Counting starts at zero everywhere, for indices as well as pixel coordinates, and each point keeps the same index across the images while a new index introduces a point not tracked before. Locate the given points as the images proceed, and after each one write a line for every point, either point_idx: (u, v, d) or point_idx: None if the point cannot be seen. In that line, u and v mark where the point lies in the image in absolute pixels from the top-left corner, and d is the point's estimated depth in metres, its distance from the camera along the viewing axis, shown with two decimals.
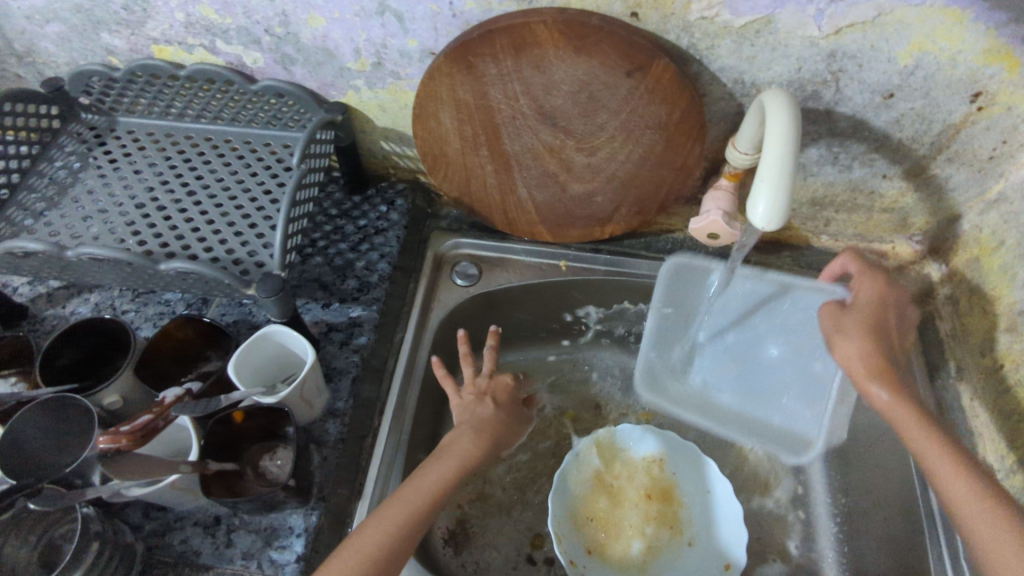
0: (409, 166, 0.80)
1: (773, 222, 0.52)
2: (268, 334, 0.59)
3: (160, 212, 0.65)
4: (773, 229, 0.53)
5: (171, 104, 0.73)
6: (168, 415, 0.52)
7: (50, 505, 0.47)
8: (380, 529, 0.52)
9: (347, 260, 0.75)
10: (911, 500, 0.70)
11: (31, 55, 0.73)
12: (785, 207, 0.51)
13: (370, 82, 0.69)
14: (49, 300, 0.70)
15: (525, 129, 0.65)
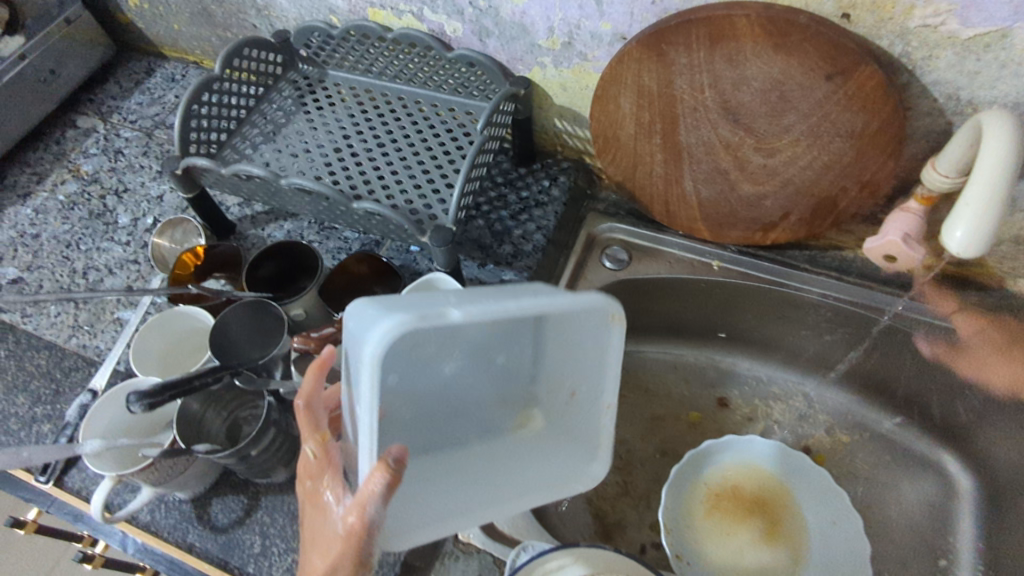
0: (576, 145, 0.82)
1: (970, 249, 0.49)
2: (432, 280, 0.66)
3: (353, 159, 0.73)
4: (967, 256, 0.50)
5: (373, 64, 0.80)
6: (347, 331, 0.61)
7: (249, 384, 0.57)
8: None
9: (506, 227, 0.79)
10: None
11: (268, 8, 0.83)
12: (989, 232, 0.49)
13: (556, 60, 0.71)
14: (253, 222, 0.81)
15: (704, 122, 0.65)
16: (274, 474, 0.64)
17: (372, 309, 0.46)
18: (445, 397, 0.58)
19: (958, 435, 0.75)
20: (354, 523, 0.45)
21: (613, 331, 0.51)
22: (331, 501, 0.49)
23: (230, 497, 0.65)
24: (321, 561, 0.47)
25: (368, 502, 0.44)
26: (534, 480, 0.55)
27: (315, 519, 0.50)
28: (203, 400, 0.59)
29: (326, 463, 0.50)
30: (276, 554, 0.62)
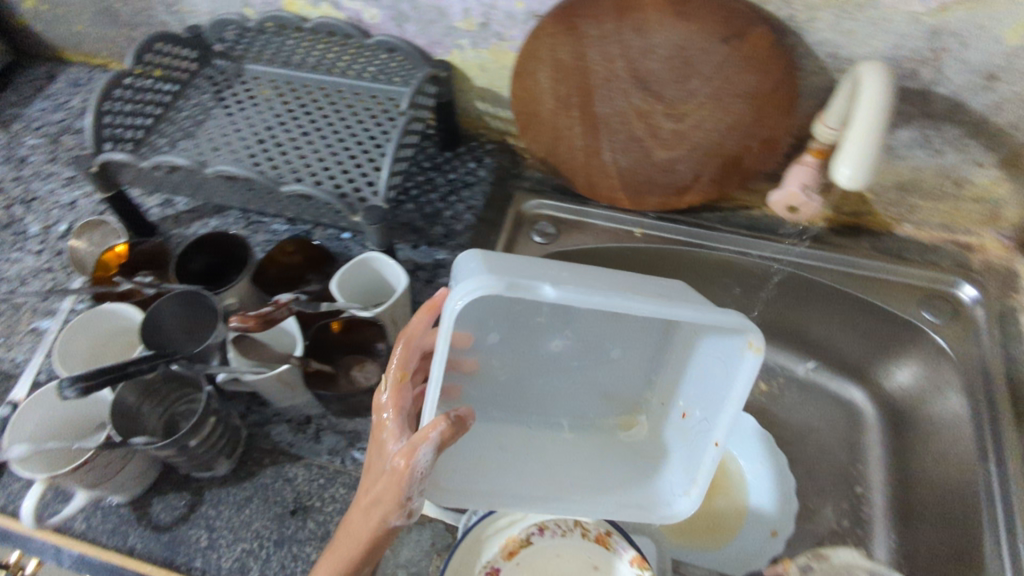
0: (500, 127, 0.84)
1: (858, 180, 0.55)
2: (366, 260, 0.66)
3: (277, 147, 0.73)
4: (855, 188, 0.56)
5: (291, 55, 0.80)
6: (286, 308, 0.61)
7: (188, 368, 0.56)
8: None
9: (436, 209, 0.81)
10: (967, 492, 0.67)
11: (177, 3, 0.81)
12: (871, 165, 0.55)
13: (474, 42, 0.73)
14: (176, 222, 0.78)
15: (617, 91, 0.68)
16: (217, 467, 0.63)
17: (491, 265, 0.53)
18: (574, 376, 0.66)
19: (864, 372, 0.84)
20: (404, 464, 0.49)
21: (750, 364, 0.51)
22: (388, 437, 0.52)
23: (171, 495, 0.64)
24: (367, 493, 0.51)
25: (421, 446, 0.49)
26: (621, 471, 0.61)
27: (371, 452, 0.53)
28: (138, 393, 0.58)
29: (397, 400, 0.54)
30: (225, 545, 0.61)
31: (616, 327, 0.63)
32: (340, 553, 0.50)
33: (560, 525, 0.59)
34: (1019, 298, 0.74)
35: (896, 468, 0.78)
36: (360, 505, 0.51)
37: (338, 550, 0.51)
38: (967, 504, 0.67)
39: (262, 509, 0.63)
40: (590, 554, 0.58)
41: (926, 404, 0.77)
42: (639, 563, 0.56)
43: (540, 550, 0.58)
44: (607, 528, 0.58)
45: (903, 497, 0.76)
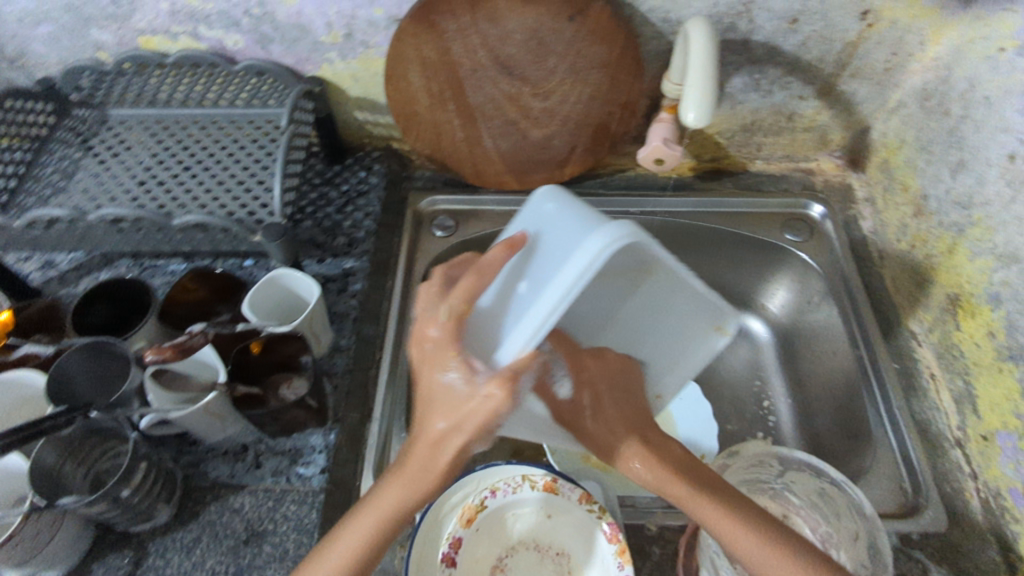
0: (382, 133, 0.87)
1: (702, 121, 0.63)
2: (275, 278, 0.66)
3: (158, 185, 0.71)
4: (701, 127, 0.64)
5: (157, 93, 0.78)
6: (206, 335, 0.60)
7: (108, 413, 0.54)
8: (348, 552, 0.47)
9: (335, 221, 0.81)
10: (857, 372, 0.75)
11: (22, 58, 0.78)
12: (710, 106, 0.64)
13: (342, 54, 0.76)
14: (61, 281, 0.74)
15: (485, 79, 0.74)
16: (157, 514, 0.58)
17: (591, 210, 0.47)
18: None
19: (751, 302, 0.93)
20: (501, 400, 0.42)
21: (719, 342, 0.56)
22: (451, 377, 0.44)
23: (112, 555, 0.58)
24: (441, 417, 0.45)
25: (524, 374, 0.42)
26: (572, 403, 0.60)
27: (430, 386, 0.46)
28: (59, 451, 0.53)
29: (457, 336, 0.45)
30: None
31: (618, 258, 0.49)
32: (416, 483, 0.47)
33: (509, 484, 0.59)
34: (858, 207, 0.86)
35: (795, 376, 0.87)
36: (430, 431, 0.46)
37: (408, 477, 0.47)
38: (857, 386, 0.75)
39: (213, 545, 0.59)
40: (541, 503, 0.59)
41: (808, 314, 0.86)
42: (587, 500, 0.57)
43: (496, 512, 0.59)
44: (552, 475, 0.59)
45: (804, 400, 0.84)
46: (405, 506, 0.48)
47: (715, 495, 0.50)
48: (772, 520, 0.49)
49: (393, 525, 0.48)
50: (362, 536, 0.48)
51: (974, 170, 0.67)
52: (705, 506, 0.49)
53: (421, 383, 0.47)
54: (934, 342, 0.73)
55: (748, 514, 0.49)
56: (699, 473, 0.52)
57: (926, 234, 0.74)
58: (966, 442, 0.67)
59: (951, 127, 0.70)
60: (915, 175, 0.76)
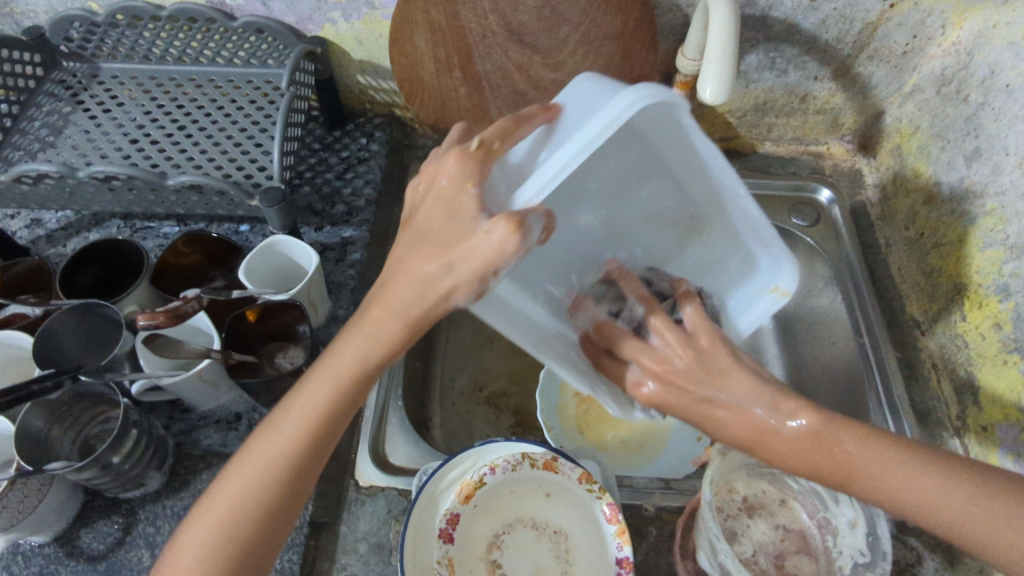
0: (384, 99, 0.85)
1: (719, 96, 0.61)
2: (272, 244, 0.64)
3: (152, 143, 0.68)
4: (719, 105, 0.62)
5: (151, 48, 0.75)
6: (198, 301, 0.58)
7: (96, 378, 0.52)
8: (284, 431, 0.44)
9: (334, 188, 0.79)
10: (857, 358, 0.75)
11: (9, 5, 0.74)
12: (728, 83, 0.61)
13: (345, 14, 0.73)
14: (49, 241, 0.71)
15: (494, 47, 0.71)
16: (147, 482, 0.57)
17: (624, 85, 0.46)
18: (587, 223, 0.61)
19: None
20: (506, 238, 0.36)
21: (770, 304, 0.57)
22: (453, 201, 0.40)
23: (100, 522, 0.57)
24: (424, 257, 0.40)
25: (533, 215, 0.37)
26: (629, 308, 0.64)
27: (433, 204, 0.41)
28: (46, 415, 0.52)
29: (478, 167, 0.41)
30: None
31: (648, 156, 0.55)
32: (373, 331, 0.42)
33: (509, 461, 0.58)
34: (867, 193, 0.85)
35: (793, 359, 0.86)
36: (406, 272, 0.41)
37: (368, 327, 0.42)
38: (856, 372, 0.75)
39: None
40: (540, 481, 0.58)
41: (810, 300, 0.85)
42: (588, 479, 0.56)
43: (494, 489, 0.58)
44: (553, 453, 0.58)
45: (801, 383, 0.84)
46: (363, 365, 0.43)
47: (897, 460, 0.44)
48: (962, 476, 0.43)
49: (351, 386, 0.44)
50: (317, 400, 0.44)
51: (990, 159, 0.66)
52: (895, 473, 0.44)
53: (418, 213, 0.43)
54: (938, 331, 0.72)
55: (929, 473, 0.43)
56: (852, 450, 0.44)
57: (935, 223, 0.73)
58: (964, 432, 0.67)
59: (969, 114, 0.68)
60: (927, 162, 0.74)
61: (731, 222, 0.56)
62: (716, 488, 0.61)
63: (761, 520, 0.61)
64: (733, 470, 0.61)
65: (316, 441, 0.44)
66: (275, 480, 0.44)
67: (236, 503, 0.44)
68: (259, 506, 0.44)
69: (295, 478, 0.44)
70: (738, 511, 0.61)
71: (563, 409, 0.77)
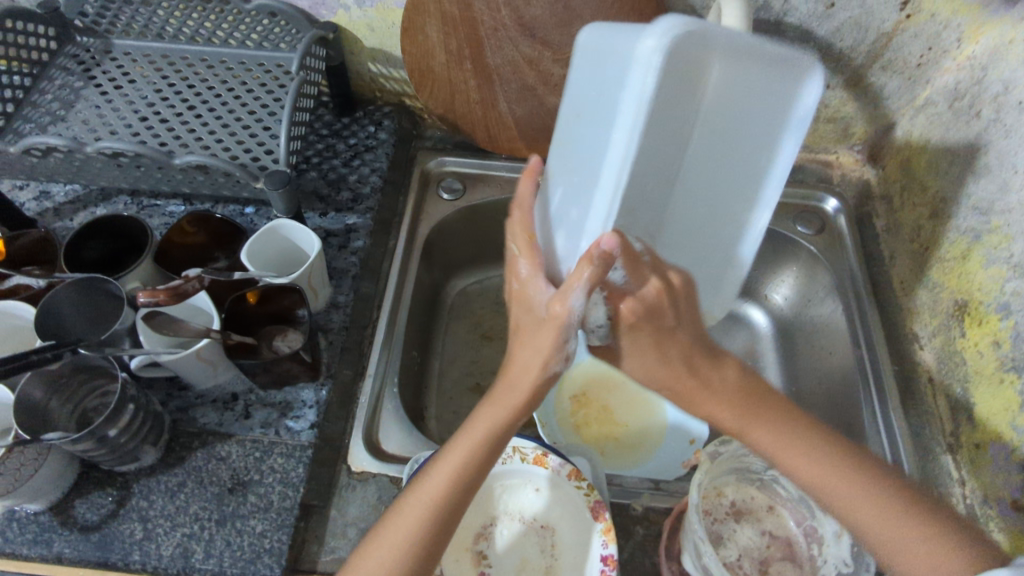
0: (394, 88, 0.85)
1: None
2: (275, 228, 0.64)
3: (160, 121, 0.69)
4: None
5: (164, 27, 0.76)
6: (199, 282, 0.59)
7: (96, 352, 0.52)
8: (422, 500, 0.46)
9: (340, 174, 0.79)
10: (854, 368, 0.75)
11: None
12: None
13: (359, 0, 0.73)
14: (56, 214, 0.72)
15: (506, 40, 0.71)
16: (142, 456, 0.58)
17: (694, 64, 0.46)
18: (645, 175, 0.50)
19: (754, 292, 0.91)
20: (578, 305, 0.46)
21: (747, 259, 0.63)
22: (536, 290, 0.51)
23: (95, 493, 0.57)
24: (534, 338, 0.49)
25: (574, 291, 0.46)
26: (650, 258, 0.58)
27: (522, 294, 0.52)
28: (44, 386, 0.52)
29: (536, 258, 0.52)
30: (163, 534, 0.56)
31: (734, 102, 0.51)
32: (505, 400, 0.48)
33: (499, 454, 0.58)
34: (873, 204, 0.85)
35: (790, 367, 0.86)
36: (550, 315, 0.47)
37: (498, 397, 0.49)
38: (853, 382, 0.75)
39: (197, 491, 0.58)
40: (529, 476, 0.58)
41: (810, 308, 0.85)
42: (576, 476, 0.57)
43: (483, 482, 0.58)
44: (543, 449, 0.58)
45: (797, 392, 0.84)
46: (495, 431, 0.48)
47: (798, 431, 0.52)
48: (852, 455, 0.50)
49: (488, 453, 0.47)
50: (452, 469, 0.47)
51: (998, 176, 0.65)
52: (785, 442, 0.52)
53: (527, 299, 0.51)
54: (936, 346, 0.72)
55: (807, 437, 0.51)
56: (768, 404, 0.54)
57: (940, 238, 0.73)
58: (956, 448, 0.67)
59: (979, 129, 0.68)
60: (934, 176, 0.74)
61: (761, 145, 0.55)
62: (704, 491, 0.61)
63: (747, 525, 0.61)
64: (723, 474, 0.62)
65: (455, 511, 0.46)
66: (458, 496, 0.46)
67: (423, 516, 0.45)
68: (442, 515, 0.45)
69: (459, 504, 0.46)
70: (725, 515, 0.61)
71: (558, 407, 0.77)
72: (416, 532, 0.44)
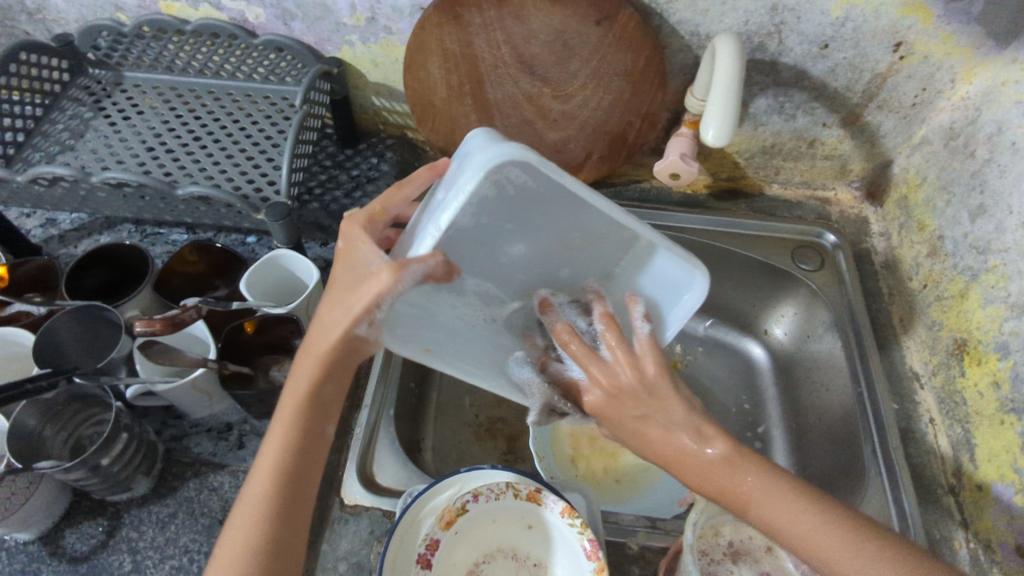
0: (397, 121, 0.87)
1: (721, 139, 0.62)
2: (274, 258, 0.64)
3: (167, 153, 0.70)
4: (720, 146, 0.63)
5: (174, 60, 0.77)
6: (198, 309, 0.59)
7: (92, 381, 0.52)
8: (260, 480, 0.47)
9: (342, 205, 0.80)
10: (854, 404, 0.74)
11: (41, 12, 0.76)
12: (733, 120, 0.62)
13: (364, 37, 0.75)
14: (61, 241, 0.73)
15: (506, 77, 0.73)
16: (134, 486, 0.57)
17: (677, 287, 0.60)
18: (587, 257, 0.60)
19: (753, 326, 0.90)
20: (387, 280, 0.46)
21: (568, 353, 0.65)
22: (365, 255, 0.49)
23: (85, 523, 0.57)
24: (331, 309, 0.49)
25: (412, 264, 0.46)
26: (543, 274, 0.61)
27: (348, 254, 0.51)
28: (40, 415, 0.52)
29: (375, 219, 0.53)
30: (151, 566, 0.55)
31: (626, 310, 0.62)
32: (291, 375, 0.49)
33: (493, 489, 0.57)
34: (872, 241, 0.85)
35: (790, 403, 0.85)
36: (363, 273, 0.49)
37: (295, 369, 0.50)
38: (854, 419, 0.74)
39: (188, 523, 0.58)
40: (523, 512, 0.58)
41: (810, 344, 0.84)
42: (570, 513, 0.55)
43: (476, 516, 0.57)
44: (538, 485, 0.57)
45: (798, 427, 0.82)
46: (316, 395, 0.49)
47: (790, 497, 0.47)
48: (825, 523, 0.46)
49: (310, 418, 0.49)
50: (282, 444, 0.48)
51: (994, 216, 0.65)
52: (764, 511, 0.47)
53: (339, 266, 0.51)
54: (936, 384, 0.72)
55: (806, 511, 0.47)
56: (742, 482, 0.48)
57: (938, 275, 0.73)
58: (959, 490, 0.66)
59: (975, 169, 0.68)
60: (931, 214, 0.75)
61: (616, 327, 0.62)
62: (700, 531, 0.60)
63: (745, 567, 0.60)
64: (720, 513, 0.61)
65: (292, 490, 0.47)
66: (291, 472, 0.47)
67: (247, 526, 0.45)
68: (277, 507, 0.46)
69: (290, 494, 0.47)
70: (723, 556, 0.59)
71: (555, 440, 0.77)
72: (263, 510, 0.45)
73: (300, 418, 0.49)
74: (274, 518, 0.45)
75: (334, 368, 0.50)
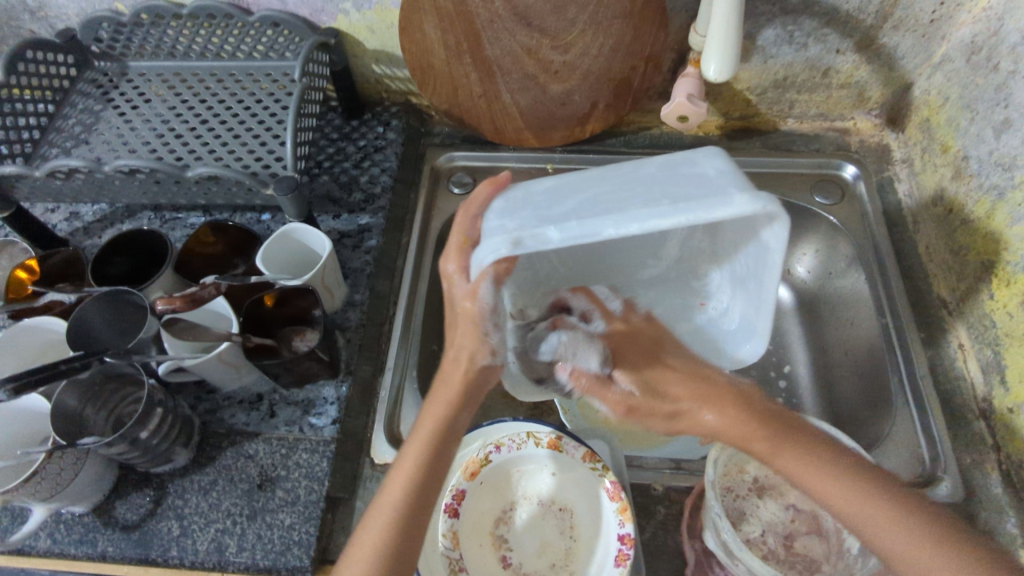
0: (399, 87, 0.86)
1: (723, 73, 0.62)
2: (288, 231, 0.66)
3: (176, 137, 0.71)
4: (724, 79, 0.63)
5: (176, 45, 0.78)
6: (216, 285, 0.61)
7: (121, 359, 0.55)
8: (388, 501, 0.47)
9: (351, 176, 0.81)
10: (881, 336, 0.72)
11: (43, 9, 0.78)
12: (732, 57, 0.61)
13: (357, 4, 0.74)
14: (86, 233, 0.76)
15: (503, 31, 0.71)
16: (175, 457, 0.60)
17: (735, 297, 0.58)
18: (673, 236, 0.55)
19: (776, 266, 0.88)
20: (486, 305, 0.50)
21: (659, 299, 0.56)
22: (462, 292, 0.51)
23: (133, 494, 0.60)
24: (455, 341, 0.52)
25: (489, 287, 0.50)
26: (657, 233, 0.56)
27: (466, 312, 0.50)
28: (80, 394, 0.55)
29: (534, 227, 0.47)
30: (197, 530, 0.58)
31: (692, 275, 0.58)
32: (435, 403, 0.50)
33: (514, 440, 0.59)
34: (895, 169, 0.82)
35: (817, 341, 0.83)
36: (461, 307, 0.51)
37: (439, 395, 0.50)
38: (881, 350, 0.72)
39: (228, 489, 0.61)
40: (546, 460, 0.59)
41: (834, 280, 0.82)
42: (591, 458, 0.57)
43: (500, 466, 0.59)
44: (557, 432, 0.59)
45: (825, 364, 0.81)
46: (444, 424, 0.49)
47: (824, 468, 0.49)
48: (876, 476, 0.48)
49: (436, 444, 0.48)
50: (408, 469, 0.47)
51: (1020, 130, 0.62)
52: (814, 466, 0.49)
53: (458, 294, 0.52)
54: (965, 310, 0.70)
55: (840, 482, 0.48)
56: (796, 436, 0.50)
57: (963, 197, 0.70)
58: (990, 414, 0.65)
59: (999, 83, 0.65)
60: (956, 135, 0.71)
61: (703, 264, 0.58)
62: (724, 469, 0.60)
63: (771, 500, 0.60)
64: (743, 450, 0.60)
65: (417, 524, 0.46)
66: (419, 496, 0.46)
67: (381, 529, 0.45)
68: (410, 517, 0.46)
69: (411, 528, 0.46)
70: (749, 492, 0.60)
71: None
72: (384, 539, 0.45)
73: (432, 444, 0.48)
74: (400, 544, 0.45)
75: (467, 395, 0.50)
